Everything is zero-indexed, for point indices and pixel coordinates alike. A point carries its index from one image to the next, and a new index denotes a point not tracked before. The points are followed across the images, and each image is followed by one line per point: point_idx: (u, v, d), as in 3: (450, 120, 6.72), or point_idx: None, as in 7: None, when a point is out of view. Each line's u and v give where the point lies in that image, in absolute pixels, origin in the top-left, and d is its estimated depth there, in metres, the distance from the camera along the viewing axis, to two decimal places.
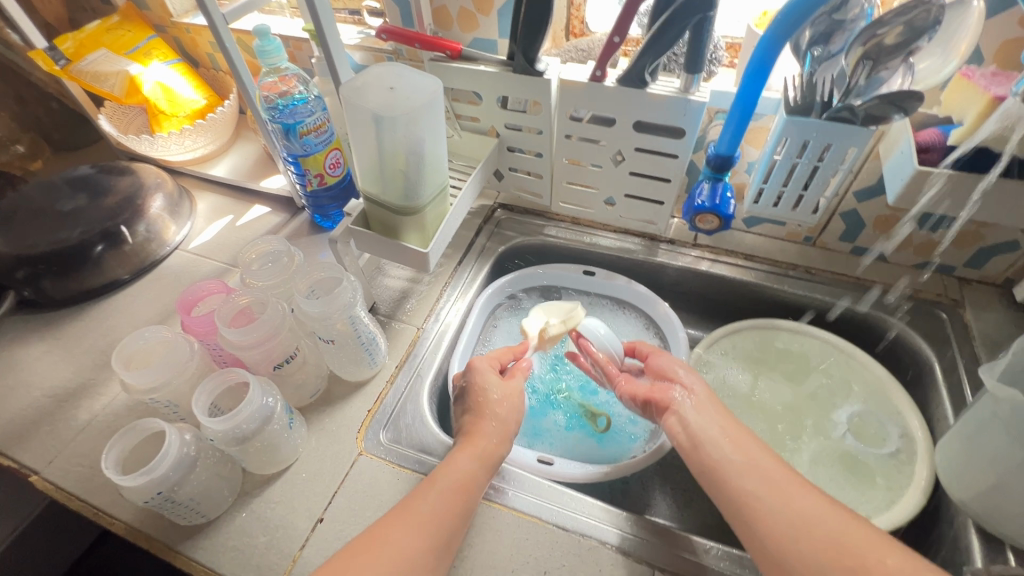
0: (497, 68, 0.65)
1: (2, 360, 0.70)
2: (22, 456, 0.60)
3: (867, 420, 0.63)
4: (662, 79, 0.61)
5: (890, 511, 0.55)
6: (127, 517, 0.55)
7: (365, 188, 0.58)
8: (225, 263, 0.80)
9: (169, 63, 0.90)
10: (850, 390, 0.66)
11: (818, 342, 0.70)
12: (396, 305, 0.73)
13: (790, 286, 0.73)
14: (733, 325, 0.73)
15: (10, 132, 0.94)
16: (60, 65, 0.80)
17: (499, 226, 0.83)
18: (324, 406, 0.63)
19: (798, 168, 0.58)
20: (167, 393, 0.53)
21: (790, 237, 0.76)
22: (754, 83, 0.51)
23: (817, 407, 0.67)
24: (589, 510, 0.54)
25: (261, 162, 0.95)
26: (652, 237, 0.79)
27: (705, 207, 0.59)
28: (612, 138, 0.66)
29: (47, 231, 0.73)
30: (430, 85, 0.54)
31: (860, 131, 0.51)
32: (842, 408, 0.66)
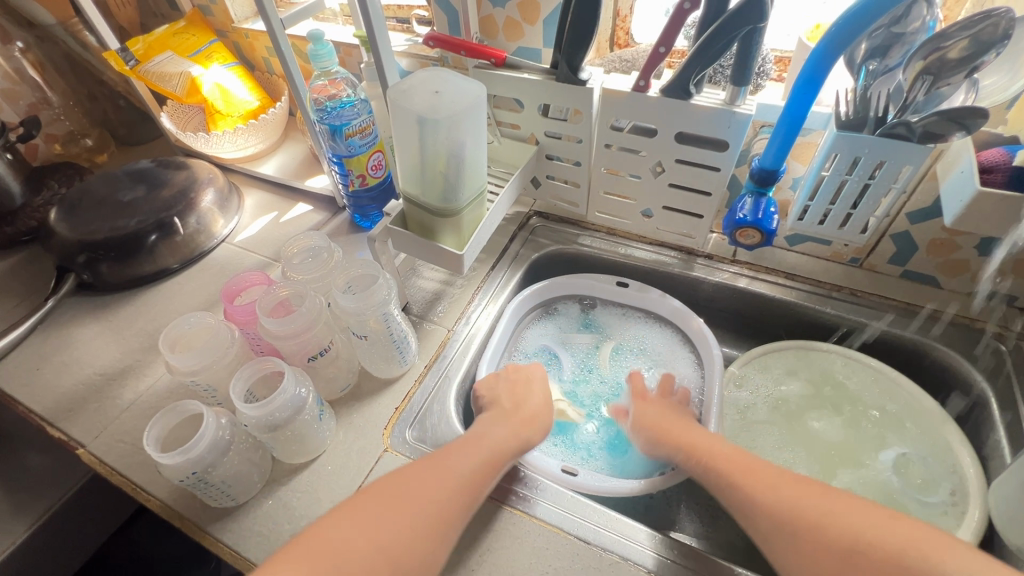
0: (540, 76, 0.65)
1: (60, 338, 0.74)
2: (71, 429, 0.63)
3: (915, 460, 0.60)
4: (707, 91, 0.60)
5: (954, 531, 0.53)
6: (163, 495, 0.57)
7: (406, 189, 0.59)
8: (267, 257, 0.83)
9: (228, 66, 0.95)
10: (897, 426, 0.63)
11: (864, 372, 0.67)
12: (428, 307, 0.74)
13: (834, 308, 0.70)
14: (771, 344, 0.71)
15: (81, 127, 1.01)
16: (130, 65, 0.86)
17: (534, 233, 0.84)
18: (354, 400, 0.64)
19: (847, 185, 0.55)
20: (207, 376, 0.55)
21: (835, 257, 0.73)
22: (805, 95, 0.50)
23: (862, 440, 0.64)
24: (613, 525, 0.53)
25: (307, 162, 0.98)
26: (689, 251, 0.78)
27: (747, 221, 0.57)
28: (653, 148, 0.65)
29: (107, 220, 0.78)
30: (474, 89, 0.54)
31: (917, 149, 0.49)
32: (891, 447, 0.62)
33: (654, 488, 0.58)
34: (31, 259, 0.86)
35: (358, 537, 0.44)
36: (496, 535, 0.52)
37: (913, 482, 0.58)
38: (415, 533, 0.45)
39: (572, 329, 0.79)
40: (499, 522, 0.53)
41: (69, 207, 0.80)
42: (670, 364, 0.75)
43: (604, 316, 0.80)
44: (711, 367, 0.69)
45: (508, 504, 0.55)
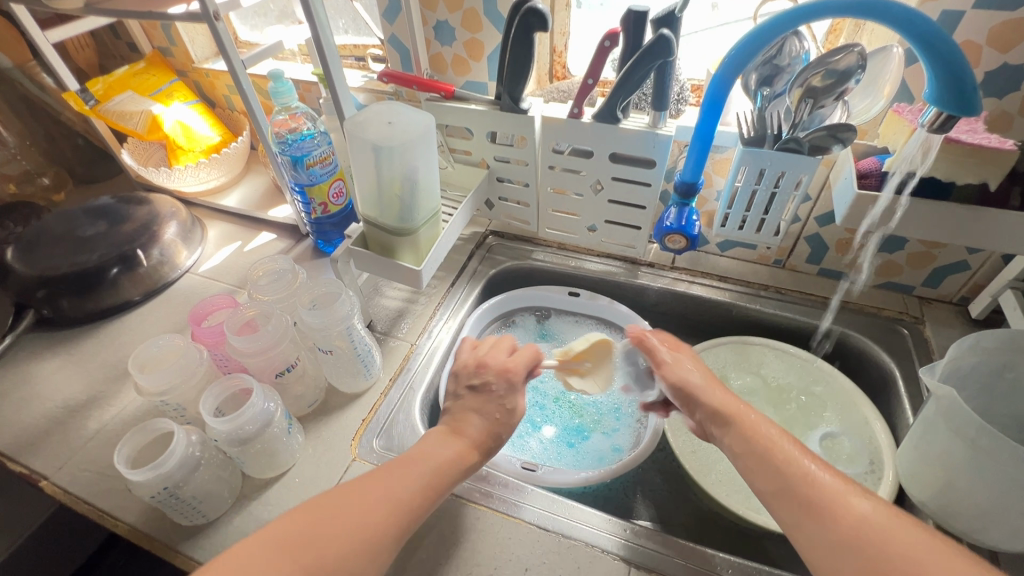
0: (486, 107, 0.72)
1: (19, 374, 0.74)
2: (34, 462, 0.64)
3: (838, 438, 0.66)
4: (633, 116, 0.68)
5: None
6: (131, 519, 0.58)
7: (365, 212, 0.63)
8: (232, 285, 0.85)
9: (189, 103, 0.99)
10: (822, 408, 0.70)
11: (790, 360, 0.74)
12: (392, 323, 0.78)
13: (761, 305, 0.78)
14: (709, 341, 0.77)
15: (38, 166, 1.02)
16: (89, 104, 0.88)
17: (491, 251, 0.89)
18: (321, 415, 0.67)
19: (757, 194, 0.63)
20: (176, 396, 0.57)
21: (761, 260, 0.81)
22: (711, 117, 0.58)
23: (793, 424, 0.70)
24: (569, 512, 0.57)
25: (269, 193, 1.02)
26: (633, 261, 0.85)
27: (673, 228, 0.64)
28: (591, 168, 0.72)
29: (69, 255, 0.79)
30: (422, 119, 0.60)
31: (808, 160, 0.57)
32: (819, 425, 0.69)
33: (608, 477, 0.63)
34: None
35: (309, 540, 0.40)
36: (462, 529, 0.56)
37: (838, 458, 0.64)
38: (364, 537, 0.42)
39: (529, 340, 0.84)
40: (464, 517, 0.57)
41: (28, 246, 0.81)
42: None
43: (558, 325, 0.85)
44: None
45: (472, 500, 0.58)
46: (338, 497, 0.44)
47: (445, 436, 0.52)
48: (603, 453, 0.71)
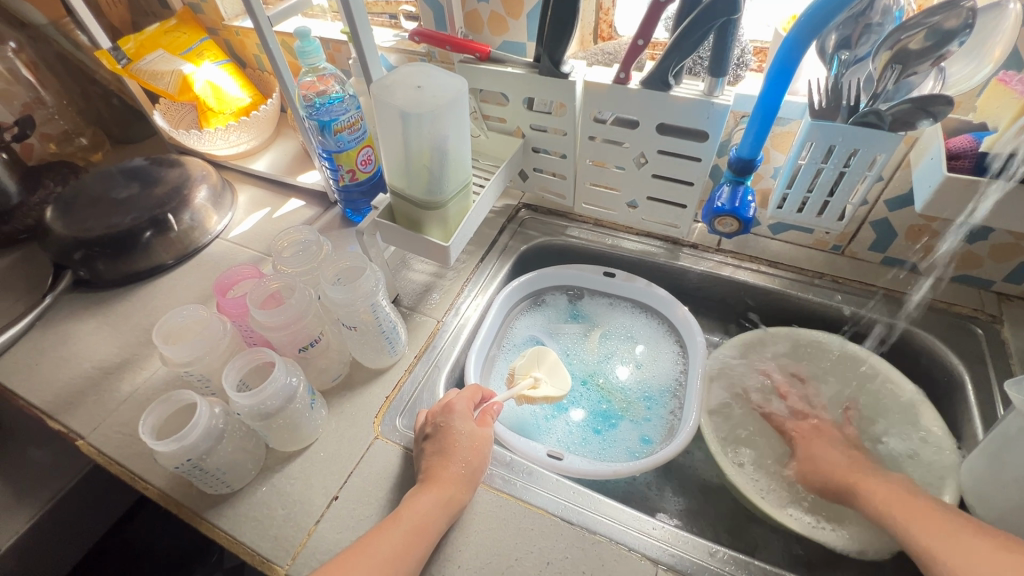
0: (523, 70, 0.66)
1: (59, 333, 0.76)
2: (70, 421, 0.65)
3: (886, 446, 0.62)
4: (686, 82, 0.61)
5: None
6: (160, 484, 0.59)
7: (392, 183, 0.60)
8: (260, 252, 0.84)
9: (219, 63, 0.96)
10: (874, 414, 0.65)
11: (844, 358, 0.68)
12: (418, 299, 0.75)
13: (814, 294, 0.72)
14: (754, 333, 0.72)
15: (76, 126, 1.01)
16: (122, 64, 0.86)
17: (523, 225, 0.85)
18: (345, 390, 0.66)
19: (823, 173, 0.57)
20: (201, 367, 0.56)
21: (818, 245, 0.74)
22: (778, 85, 0.51)
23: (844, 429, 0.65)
24: (596, 507, 0.55)
25: (299, 158, 1.00)
26: (674, 241, 0.79)
27: (725, 210, 0.58)
28: (635, 140, 0.66)
29: (103, 217, 0.79)
30: (455, 83, 0.55)
31: (888, 136, 0.50)
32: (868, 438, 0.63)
33: (637, 472, 0.60)
34: (28, 256, 0.87)
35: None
36: (484, 516, 0.54)
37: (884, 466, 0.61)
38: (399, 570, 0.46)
39: (559, 320, 0.81)
40: (486, 504, 0.55)
41: (65, 205, 0.81)
42: (654, 354, 0.76)
43: (591, 307, 0.81)
44: (695, 355, 0.70)
45: (495, 488, 0.56)
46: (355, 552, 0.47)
47: (422, 487, 0.52)
48: (633, 441, 0.68)
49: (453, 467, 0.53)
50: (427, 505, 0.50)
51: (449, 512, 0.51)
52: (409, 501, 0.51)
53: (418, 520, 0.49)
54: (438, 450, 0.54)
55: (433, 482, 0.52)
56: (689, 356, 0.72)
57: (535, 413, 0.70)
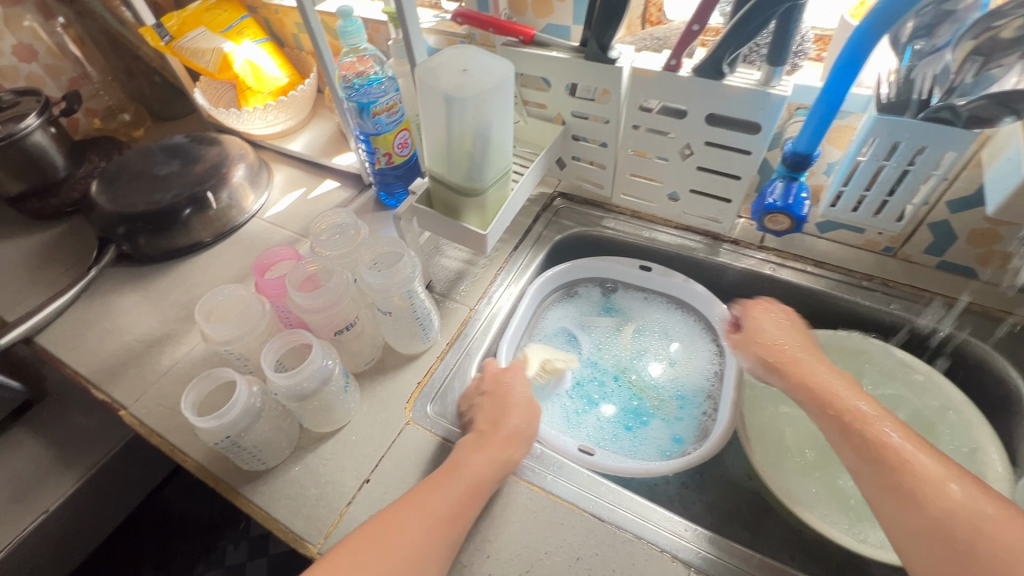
0: (569, 55, 0.64)
1: (102, 305, 0.78)
2: (114, 392, 0.67)
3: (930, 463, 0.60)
4: (741, 71, 0.58)
5: None
6: (198, 457, 0.60)
7: (431, 167, 0.59)
8: (295, 233, 0.85)
9: (259, 41, 0.95)
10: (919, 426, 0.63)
11: (890, 366, 0.66)
12: (451, 285, 0.75)
13: (861, 297, 0.69)
14: (795, 333, 0.70)
15: (119, 102, 1.06)
16: (165, 41, 0.87)
17: (558, 215, 0.83)
18: (378, 374, 0.66)
19: (883, 172, 0.54)
20: (240, 346, 0.57)
21: (868, 245, 0.71)
22: (843, 78, 0.48)
23: None
24: (628, 504, 0.54)
25: (335, 139, 1.00)
26: (714, 236, 0.77)
27: (776, 207, 0.55)
28: (682, 130, 0.64)
29: (145, 193, 0.80)
30: (501, 67, 0.54)
31: (961, 134, 0.47)
32: None
33: (670, 471, 0.59)
34: (73, 228, 0.90)
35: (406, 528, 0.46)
36: (513, 508, 0.54)
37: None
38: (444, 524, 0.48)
39: (592, 312, 0.79)
40: (515, 496, 0.55)
41: (110, 179, 0.83)
42: (688, 352, 0.74)
43: (624, 301, 0.80)
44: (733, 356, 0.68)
45: (524, 479, 0.56)
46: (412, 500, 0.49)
47: (477, 445, 0.54)
48: (664, 441, 0.67)
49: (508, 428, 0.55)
50: (485, 463, 0.52)
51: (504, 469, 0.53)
52: (467, 455, 0.53)
53: (473, 478, 0.51)
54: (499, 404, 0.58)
55: (488, 442, 0.54)
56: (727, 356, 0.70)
57: (565, 405, 0.70)
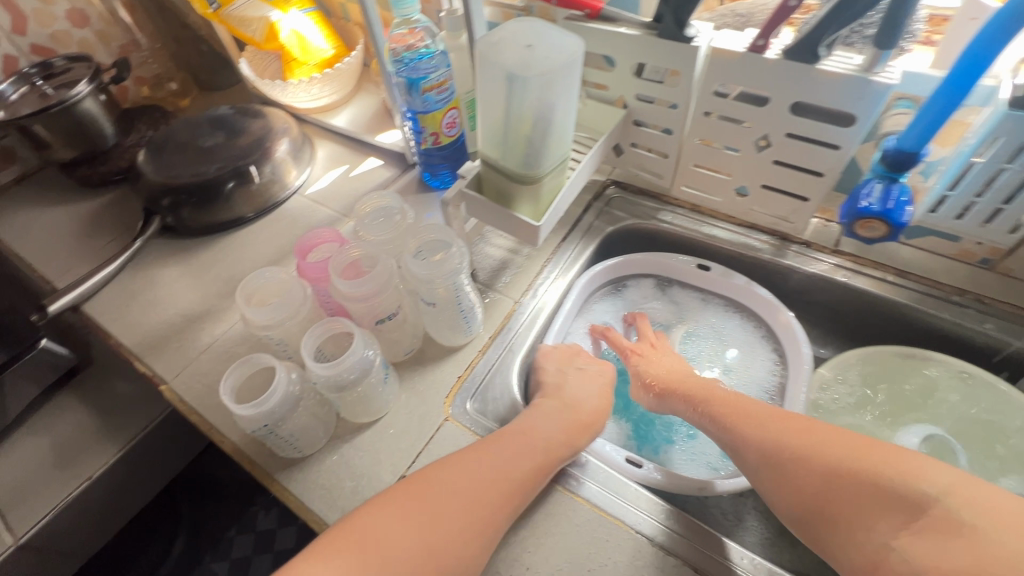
0: (639, 31, 0.58)
1: (146, 277, 0.78)
2: (155, 366, 0.67)
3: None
4: (838, 54, 0.52)
5: None
6: (235, 439, 0.59)
7: (485, 151, 0.55)
8: (337, 212, 0.83)
9: (306, 11, 0.91)
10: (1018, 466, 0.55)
11: (982, 393, 0.59)
12: (494, 275, 0.71)
13: (951, 314, 0.62)
14: (870, 349, 0.64)
15: (167, 70, 1.05)
16: (213, 8, 0.83)
17: (609, 205, 0.78)
18: (417, 365, 0.63)
19: (1003, 176, 0.47)
20: (280, 331, 0.55)
21: (962, 255, 0.63)
22: (974, 66, 0.41)
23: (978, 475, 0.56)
24: (679, 524, 0.50)
25: (379, 115, 0.96)
26: (782, 236, 0.70)
27: (873, 211, 0.50)
28: (762, 119, 0.57)
29: (190, 164, 0.79)
30: (570, 43, 0.49)
31: None
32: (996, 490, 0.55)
33: (724, 491, 0.55)
34: (120, 197, 0.90)
35: (471, 480, 0.47)
36: (554, 518, 0.51)
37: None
38: (507, 484, 0.48)
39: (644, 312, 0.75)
40: (558, 506, 0.52)
41: (156, 149, 0.82)
42: (746, 362, 0.69)
43: (680, 302, 0.75)
44: (799, 369, 0.63)
45: (566, 488, 0.53)
46: (479, 453, 0.50)
47: (552, 414, 0.55)
48: (714, 455, 0.63)
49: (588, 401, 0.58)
50: (557, 426, 0.53)
51: (579, 433, 0.54)
52: (540, 422, 0.54)
53: (548, 440, 0.52)
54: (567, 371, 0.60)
55: (559, 408, 0.56)
56: (791, 368, 0.64)
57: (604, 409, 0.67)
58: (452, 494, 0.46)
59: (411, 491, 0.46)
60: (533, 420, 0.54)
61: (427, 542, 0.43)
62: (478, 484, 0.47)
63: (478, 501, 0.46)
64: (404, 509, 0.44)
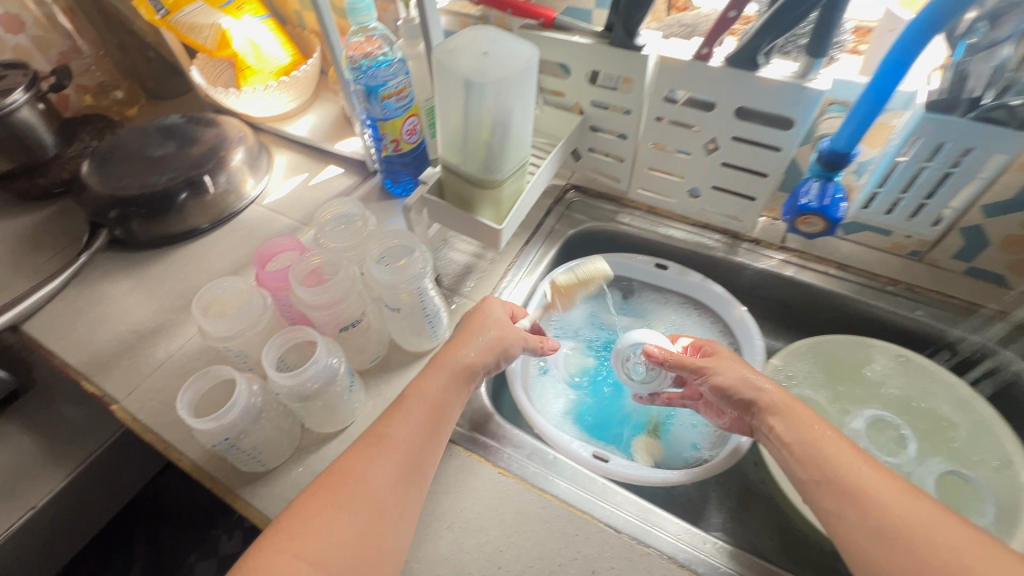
0: (591, 40, 0.61)
1: (93, 293, 0.74)
2: (105, 386, 0.64)
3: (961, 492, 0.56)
4: (776, 62, 0.55)
5: None
6: (194, 456, 0.57)
7: (445, 157, 0.56)
8: (297, 221, 0.82)
9: (260, 18, 0.90)
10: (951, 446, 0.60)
11: (919, 375, 0.63)
12: (459, 280, 0.72)
13: (886, 303, 0.66)
14: (817, 337, 0.68)
15: (112, 79, 1.01)
16: (160, 14, 0.79)
17: (570, 208, 0.80)
18: (382, 372, 0.63)
19: (924, 173, 0.51)
20: (239, 342, 0.54)
21: (893, 249, 0.67)
22: (894, 72, 0.45)
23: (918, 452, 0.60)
24: (644, 515, 0.52)
25: (338, 123, 0.95)
26: (734, 235, 0.74)
27: (811, 208, 0.53)
28: (709, 123, 0.61)
29: (139, 175, 0.76)
30: (524, 51, 0.50)
31: (1013, 136, 0.45)
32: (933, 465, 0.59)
33: (686, 480, 0.57)
34: (63, 211, 0.86)
35: (372, 479, 0.45)
36: (525, 516, 0.52)
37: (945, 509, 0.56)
38: (409, 462, 0.47)
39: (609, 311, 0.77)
40: (528, 504, 0.53)
41: (101, 160, 0.79)
42: None
43: (643, 301, 0.77)
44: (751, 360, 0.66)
45: (536, 487, 0.54)
46: (366, 447, 0.47)
47: (431, 369, 0.53)
48: (682, 446, 0.65)
49: (473, 345, 0.55)
50: (437, 381, 0.52)
51: (464, 386, 0.53)
52: (418, 383, 0.52)
53: (438, 398, 0.51)
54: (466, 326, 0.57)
55: (443, 364, 0.53)
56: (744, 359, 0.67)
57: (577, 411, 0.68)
58: (354, 501, 0.44)
59: (317, 514, 0.43)
60: (415, 380, 0.52)
61: (344, 540, 0.42)
62: (377, 482, 0.45)
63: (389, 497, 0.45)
64: (325, 540, 0.42)
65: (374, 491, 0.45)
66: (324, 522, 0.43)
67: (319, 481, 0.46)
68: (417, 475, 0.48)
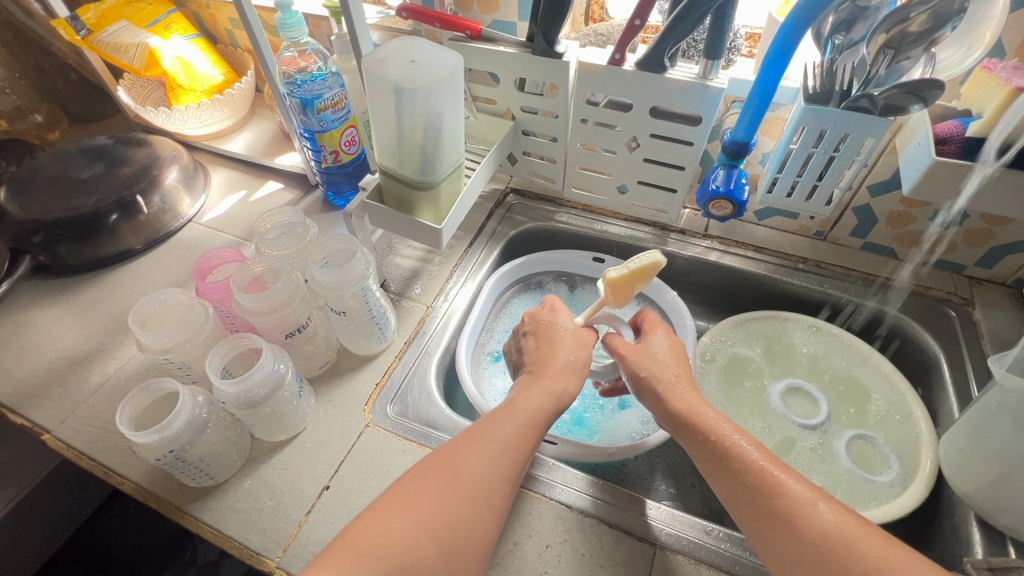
0: (515, 49, 0.65)
1: (17, 323, 0.71)
2: (34, 415, 0.61)
3: (872, 440, 0.62)
4: (681, 65, 0.61)
5: (905, 494, 0.56)
6: (137, 478, 0.56)
7: (381, 162, 0.58)
8: (237, 237, 0.81)
9: (189, 37, 0.89)
10: (860, 404, 0.66)
11: (832, 343, 0.70)
12: (406, 284, 0.74)
13: (799, 279, 0.73)
14: (743, 316, 0.74)
15: (30, 101, 0.95)
16: (82, 35, 0.81)
17: (511, 211, 0.84)
18: (333, 377, 0.64)
19: (813, 159, 0.57)
20: (181, 354, 0.53)
21: (801, 231, 0.76)
22: (776, 67, 0.51)
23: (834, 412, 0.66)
24: (594, 490, 0.55)
25: (276, 139, 0.95)
26: (663, 227, 0.79)
27: (720, 192, 0.59)
28: (629, 123, 0.66)
29: (64, 198, 0.74)
30: (450, 59, 0.54)
31: (878, 121, 0.51)
32: (849, 423, 0.65)
33: (631, 455, 0.60)
34: None
35: (475, 471, 0.43)
36: None
37: (863, 463, 0.61)
38: (506, 469, 0.45)
39: None
40: None
41: (21, 184, 0.76)
42: None
43: (586, 294, 0.81)
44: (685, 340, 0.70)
45: None
46: (464, 444, 0.45)
47: (530, 383, 0.52)
48: (628, 426, 0.68)
49: (560, 358, 0.54)
50: (537, 396, 0.50)
51: (559, 403, 0.51)
52: (520, 394, 0.51)
53: (533, 409, 0.49)
54: (543, 342, 0.56)
55: (536, 384, 0.52)
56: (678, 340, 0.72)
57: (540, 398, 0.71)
58: (452, 495, 0.42)
59: (412, 504, 0.41)
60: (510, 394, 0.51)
61: (446, 526, 0.40)
62: (477, 476, 0.43)
63: (479, 496, 0.43)
64: (416, 534, 0.39)
65: (469, 488, 0.42)
66: (410, 511, 0.40)
67: (412, 473, 0.43)
68: (509, 482, 0.45)
